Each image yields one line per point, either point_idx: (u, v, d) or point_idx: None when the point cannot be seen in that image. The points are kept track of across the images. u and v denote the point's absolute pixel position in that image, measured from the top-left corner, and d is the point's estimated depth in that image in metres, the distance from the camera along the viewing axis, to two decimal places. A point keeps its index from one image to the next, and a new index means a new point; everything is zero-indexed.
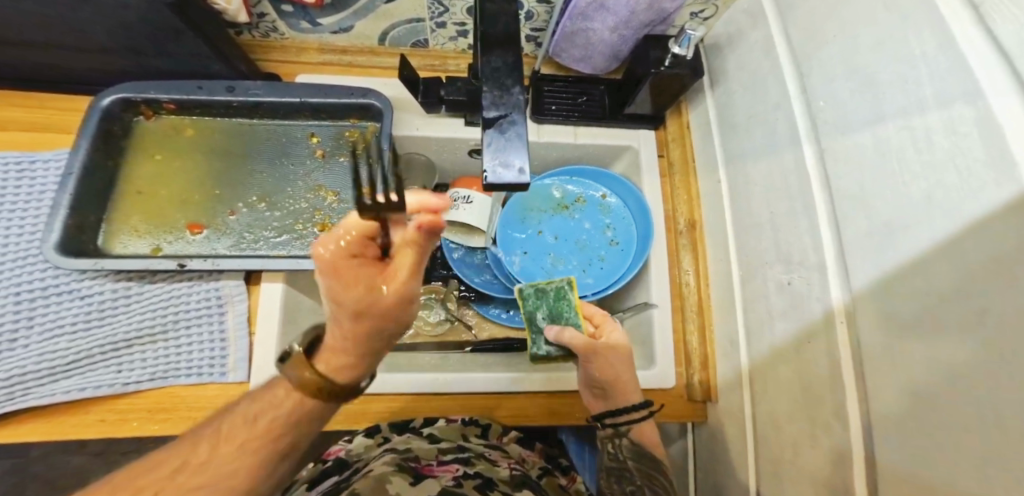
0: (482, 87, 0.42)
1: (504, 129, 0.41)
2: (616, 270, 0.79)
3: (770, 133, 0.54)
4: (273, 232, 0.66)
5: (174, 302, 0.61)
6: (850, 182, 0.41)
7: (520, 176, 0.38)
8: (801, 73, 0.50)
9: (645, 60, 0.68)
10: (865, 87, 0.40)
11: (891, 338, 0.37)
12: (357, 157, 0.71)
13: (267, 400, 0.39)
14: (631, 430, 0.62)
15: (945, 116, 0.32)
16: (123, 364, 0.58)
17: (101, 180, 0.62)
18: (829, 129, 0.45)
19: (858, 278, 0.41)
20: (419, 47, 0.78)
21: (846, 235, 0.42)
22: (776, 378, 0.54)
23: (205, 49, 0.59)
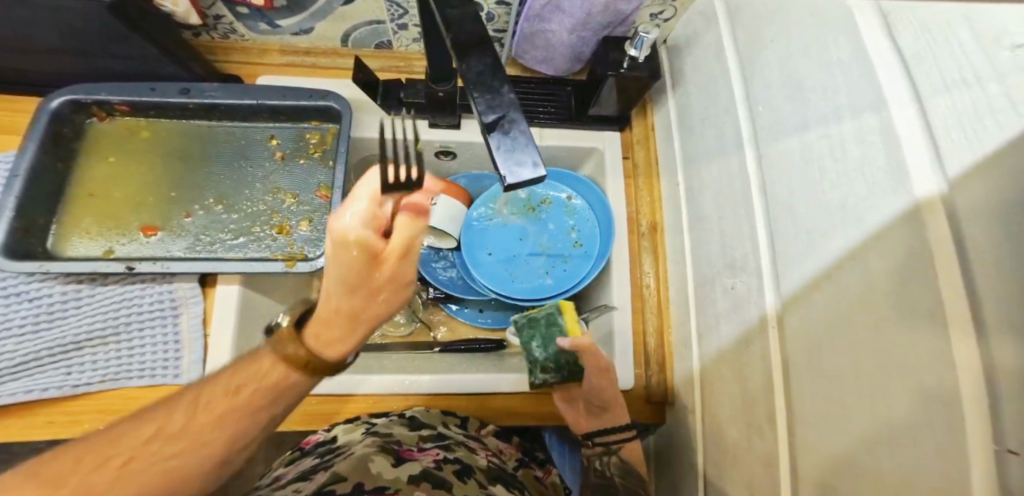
0: (466, 92, 0.35)
1: (509, 131, 0.33)
2: (579, 271, 0.78)
3: (717, 136, 0.53)
4: (230, 235, 0.66)
5: (126, 304, 0.61)
6: (780, 189, 0.41)
7: (538, 175, 0.32)
8: (745, 77, 0.49)
9: (604, 61, 0.67)
10: (793, 94, 0.40)
11: (811, 344, 0.37)
12: (317, 159, 0.71)
13: (248, 373, 0.40)
14: (620, 447, 0.61)
15: (856, 124, 0.32)
16: (73, 366, 0.58)
17: (51, 182, 0.62)
18: (765, 133, 0.44)
19: (787, 285, 0.40)
20: (383, 48, 0.78)
21: (778, 240, 0.41)
22: (722, 381, 0.54)
23: (155, 51, 0.59)
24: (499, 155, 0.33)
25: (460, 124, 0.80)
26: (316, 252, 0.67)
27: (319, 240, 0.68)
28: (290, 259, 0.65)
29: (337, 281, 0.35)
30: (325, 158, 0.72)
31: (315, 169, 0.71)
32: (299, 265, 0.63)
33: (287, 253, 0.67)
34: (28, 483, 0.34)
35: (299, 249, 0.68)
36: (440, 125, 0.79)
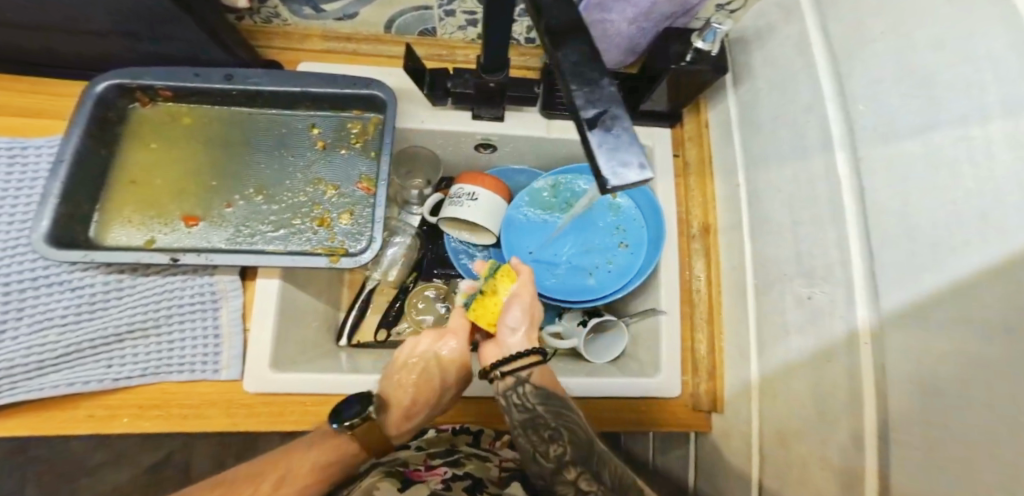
0: (562, 86, 0.33)
1: (610, 128, 0.31)
2: (625, 273, 0.75)
3: (796, 137, 0.51)
4: (269, 226, 0.64)
5: (167, 297, 0.61)
6: (891, 195, 0.38)
7: (645, 177, 0.29)
8: (841, 72, 0.46)
9: (665, 55, 0.65)
10: (917, 88, 0.37)
11: (925, 364, 0.34)
12: (358, 150, 0.69)
13: (319, 447, 0.56)
14: (529, 374, 0.56)
15: (1004, 127, 0.29)
16: (114, 358, 0.58)
17: (95, 169, 0.61)
18: (867, 135, 0.41)
19: (887, 300, 0.38)
20: (427, 35, 0.75)
21: (879, 254, 0.39)
22: (788, 394, 0.51)
23: (202, 34, 0.57)
24: (600, 152, 0.30)
25: (505, 117, 0.77)
26: (358, 246, 0.65)
27: (360, 234, 0.66)
28: (333, 254, 0.62)
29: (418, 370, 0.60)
30: (367, 149, 0.69)
31: (356, 161, 0.69)
32: (343, 260, 0.61)
33: (328, 246, 0.64)
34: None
35: (340, 243, 0.65)
36: (484, 117, 0.76)
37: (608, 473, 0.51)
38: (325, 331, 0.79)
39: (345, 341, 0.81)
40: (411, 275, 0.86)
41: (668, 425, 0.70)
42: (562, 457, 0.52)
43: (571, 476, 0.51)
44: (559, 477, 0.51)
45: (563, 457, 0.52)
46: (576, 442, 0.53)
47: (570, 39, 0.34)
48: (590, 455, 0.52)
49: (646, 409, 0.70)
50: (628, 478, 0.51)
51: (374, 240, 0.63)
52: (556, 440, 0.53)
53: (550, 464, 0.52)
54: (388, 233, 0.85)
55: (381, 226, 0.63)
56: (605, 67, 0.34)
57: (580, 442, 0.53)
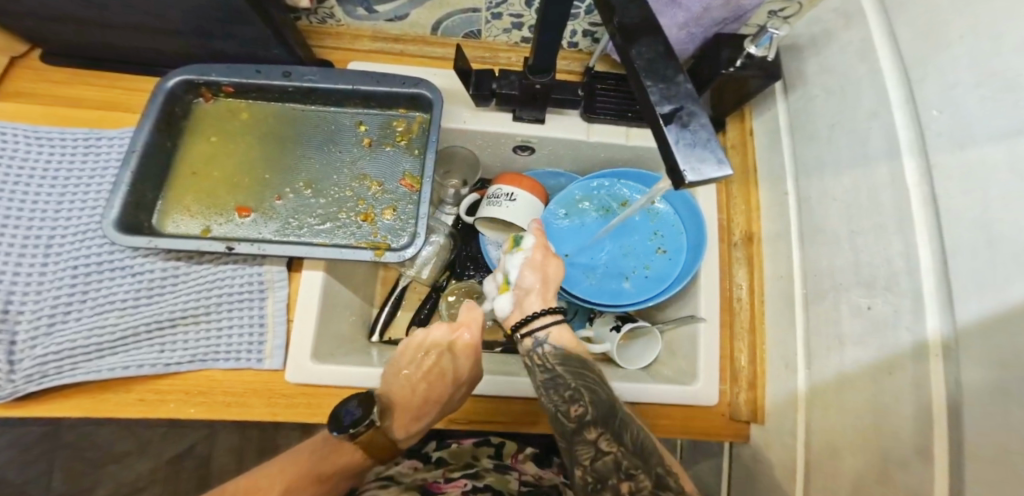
0: (639, 81, 0.33)
1: (687, 124, 0.31)
2: (664, 279, 0.75)
3: (859, 145, 0.52)
4: (317, 220, 0.66)
5: (218, 285, 0.63)
6: (968, 203, 0.38)
7: (725, 173, 0.29)
8: (910, 79, 0.46)
9: (716, 59, 0.65)
10: (998, 99, 0.37)
11: (1000, 375, 0.33)
12: (403, 148, 0.70)
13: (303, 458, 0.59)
14: (548, 334, 0.55)
15: None
16: (167, 343, 0.60)
17: (160, 160, 0.63)
18: (941, 142, 0.42)
19: (962, 310, 0.37)
20: (472, 37, 0.76)
21: (953, 264, 0.39)
22: (842, 406, 0.50)
23: (268, 32, 0.59)
24: (679, 149, 0.30)
25: (544, 119, 0.77)
26: (401, 242, 0.66)
27: (402, 229, 0.67)
28: (377, 249, 0.63)
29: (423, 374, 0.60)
30: (411, 147, 0.70)
31: (400, 158, 0.70)
32: (388, 255, 0.62)
33: (372, 241, 0.65)
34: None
35: (383, 238, 0.66)
36: (523, 119, 0.76)
37: (629, 435, 0.50)
38: (359, 328, 0.79)
39: (377, 337, 0.81)
40: (445, 274, 0.86)
41: (707, 434, 0.69)
42: (583, 417, 0.51)
43: (592, 436, 0.50)
44: (579, 437, 0.50)
45: (585, 417, 0.51)
46: (596, 401, 0.52)
47: (647, 36, 0.34)
48: (612, 416, 0.51)
49: (686, 416, 0.69)
50: (648, 445, 0.50)
51: (418, 236, 0.63)
52: (577, 401, 0.52)
53: (570, 424, 0.51)
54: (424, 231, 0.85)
55: (425, 223, 0.63)
56: (681, 65, 0.34)
57: (601, 399, 0.52)
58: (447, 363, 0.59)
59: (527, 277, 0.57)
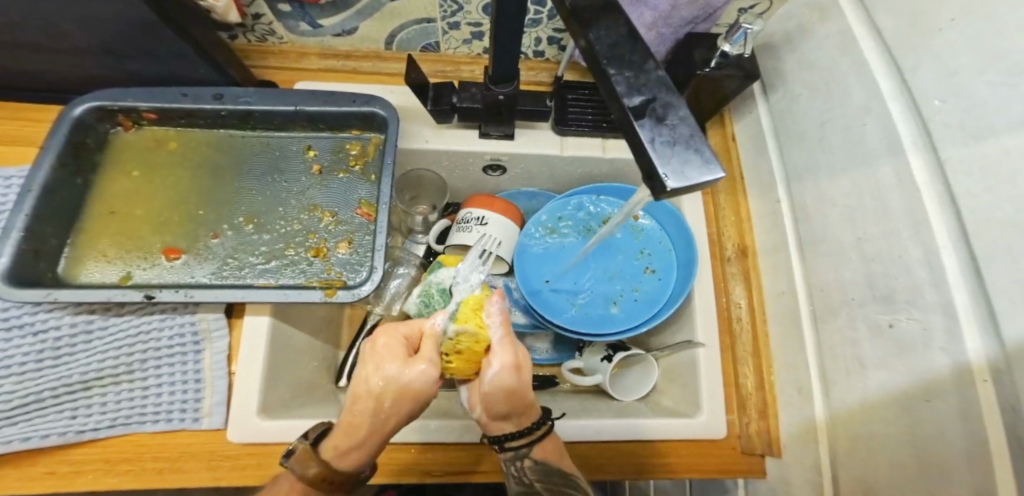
0: (601, 69, 0.27)
1: (663, 117, 0.25)
2: (654, 301, 0.69)
3: (852, 142, 0.46)
4: (260, 258, 0.59)
5: (143, 339, 0.55)
6: (989, 196, 0.32)
7: (717, 176, 0.23)
8: (901, 69, 0.41)
9: (688, 61, 0.60)
10: (1010, 76, 0.31)
11: None
12: (357, 173, 0.63)
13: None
14: (530, 449, 0.48)
15: None
16: (78, 409, 0.52)
17: (67, 199, 0.56)
18: (950, 134, 0.36)
19: (1006, 328, 0.30)
20: (429, 51, 0.71)
21: (985, 275, 0.32)
22: (868, 440, 0.43)
23: (188, 46, 0.53)
24: (655, 148, 0.24)
25: (514, 135, 0.71)
26: (358, 278, 0.58)
27: (359, 264, 0.60)
28: (329, 287, 0.56)
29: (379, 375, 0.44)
30: (366, 172, 0.64)
31: (356, 185, 0.63)
32: (339, 293, 0.54)
33: (324, 279, 0.58)
34: None
35: (337, 274, 0.59)
36: (492, 135, 0.71)
37: None
38: (324, 373, 0.71)
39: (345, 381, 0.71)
40: None
41: (713, 473, 0.60)
42: None
43: None
44: None
45: None
46: None
47: (602, 18, 0.28)
48: None
49: (689, 453, 0.61)
50: None
51: (375, 270, 0.56)
52: None
53: None
54: (392, 263, 0.78)
55: (382, 255, 0.56)
56: (649, 51, 0.28)
57: None
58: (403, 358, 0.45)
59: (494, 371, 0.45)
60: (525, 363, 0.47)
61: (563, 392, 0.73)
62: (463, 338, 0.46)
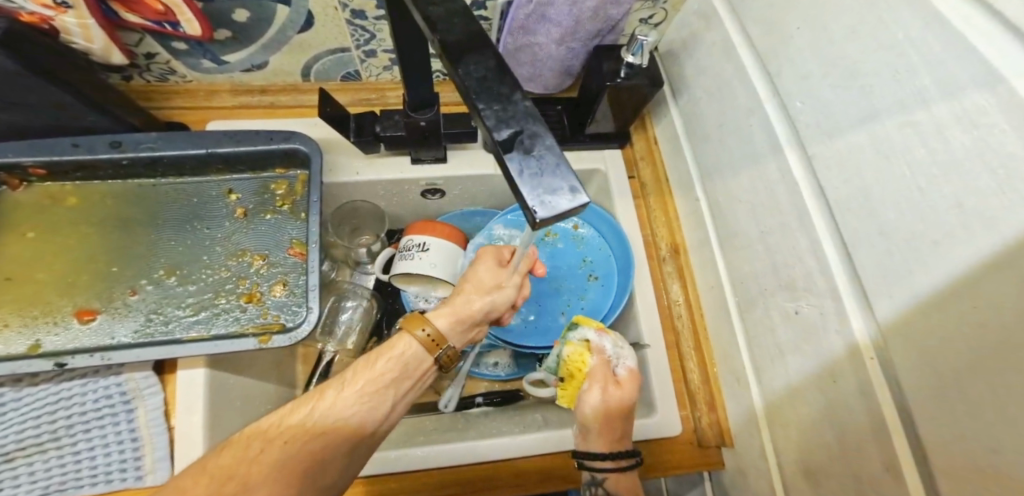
0: (469, 104, 0.27)
1: (531, 149, 0.25)
2: (599, 309, 0.70)
3: (745, 142, 0.52)
4: (187, 311, 0.57)
5: (63, 406, 0.53)
6: (855, 185, 0.36)
7: (580, 202, 0.24)
8: (771, 73, 0.47)
9: (599, 73, 0.64)
10: (845, 80, 0.37)
11: (934, 376, 0.30)
12: (287, 213, 0.63)
13: (265, 445, 0.37)
14: (605, 477, 0.52)
15: (955, 107, 0.28)
16: (4, 481, 0.50)
17: None
18: (812, 133, 0.41)
19: (879, 307, 0.34)
20: (350, 79, 0.71)
21: (855, 260, 0.36)
22: (798, 423, 0.45)
23: (70, 97, 0.52)
24: (524, 181, 0.25)
25: (446, 157, 0.72)
26: (296, 320, 0.57)
27: (297, 305, 0.59)
28: (265, 332, 0.55)
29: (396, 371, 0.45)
30: (296, 211, 0.63)
31: (285, 224, 0.63)
32: (275, 338, 0.53)
33: (261, 324, 0.57)
34: (199, 481, 0.34)
35: (274, 318, 0.58)
36: (425, 160, 0.71)
37: None
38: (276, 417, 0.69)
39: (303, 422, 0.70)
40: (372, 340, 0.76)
41: (683, 469, 0.61)
42: None
43: None
44: None
45: None
46: None
47: (472, 51, 0.29)
48: None
49: (654, 455, 0.61)
50: None
51: (311, 310, 0.56)
52: None
53: None
54: (337, 297, 0.76)
55: (317, 294, 0.56)
56: (519, 81, 0.29)
57: None
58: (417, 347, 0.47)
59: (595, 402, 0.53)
60: (620, 394, 0.54)
61: (524, 406, 0.74)
62: (569, 364, 0.58)
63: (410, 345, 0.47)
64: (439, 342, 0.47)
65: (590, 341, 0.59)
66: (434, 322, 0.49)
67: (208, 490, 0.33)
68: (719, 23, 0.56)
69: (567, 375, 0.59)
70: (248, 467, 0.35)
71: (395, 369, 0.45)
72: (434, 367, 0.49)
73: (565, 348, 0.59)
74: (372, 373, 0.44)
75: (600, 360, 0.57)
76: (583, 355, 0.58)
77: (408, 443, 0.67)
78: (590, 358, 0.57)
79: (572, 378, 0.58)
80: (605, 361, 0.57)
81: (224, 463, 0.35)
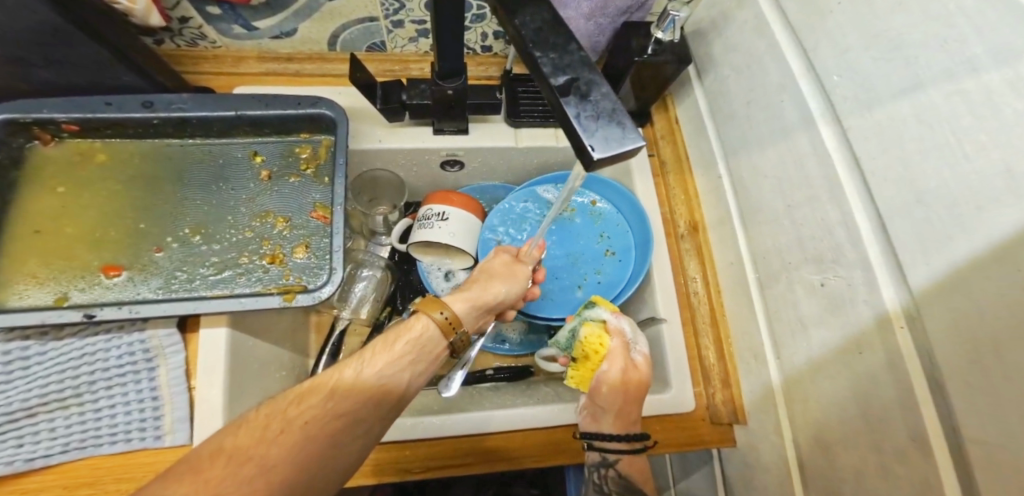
0: (525, 54, 0.28)
1: (588, 94, 0.26)
2: (616, 283, 0.70)
3: (775, 118, 0.52)
4: (210, 269, 0.57)
5: (87, 361, 0.53)
6: (892, 158, 0.36)
7: (634, 145, 0.24)
8: (806, 49, 0.47)
9: (627, 49, 0.64)
10: (889, 54, 0.37)
11: (967, 343, 0.30)
12: (310, 177, 0.63)
13: (283, 423, 0.35)
14: (618, 458, 0.55)
15: (1007, 74, 0.28)
16: (25, 437, 0.50)
17: None
18: (849, 106, 0.41)
19: (914, 275, 0.34)
20: (375, 50, 0.71)
21: (889, 229, 0.37)
22: (819, 396, 0.45)
23: (104, 52, 0.52)
24: (581, 123, 0.25)
25: (468, 129, 0.72)
26: (318, 282, 0.58)
27: (319, 268, 0.59)
28: (288, 292, 0.55)
29: (413, 353, 0.44)
30: (319, 175, 0.63)
31: (308, 188, 0.63)
32: (299, 297, 0.54)
33: (283, 285, 0.57)
34: (216, 460, 0.32)
35: (296, 279, 0.58)
36: (446, 131, 0.71)
37: None
38: (293, 383, 0.70)
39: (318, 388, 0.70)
40: (385, 310, 0.76)
41: (686, 445, 0.61)
42: None
43: None
44: None
45: None
46: None
47: (529, 5, 0.29)
48: None
49: (659, 428, 0.61)
50: None
51: (334, 272, 0.56)
52: None
53: None
54: (353, 266, 0.77)
55: (341, 257, 0.56)
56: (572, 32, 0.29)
57: None
58: (434, 330, 0.47)
59: (613, 378, 0.55)
60: (638, 376, 0.55)
61: (537, 380, 0.75)
62: (586, 346, 0.57)
63: (428, 327, 0.47)
64: (454, 326, 0.48)
65: (606, 321, 0.58)
66: (451, 306, 0.49)
67: (227, 471, 0.32)
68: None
69: (581, 356, 0.58)
70: (267, 448, 0.33)
71: (411, 352, 0.44)
72: (447, 350, 0.49)
73: (583, 328, 0.58)
74: (391, 353, 0.43)
75: (619, 342, 0.57)
76: (595, 334, 0.57)
77: (422, 411, 0.68)
78: (609, 340, 0.57)
79: (586, 359, 0.57)
80: (623, 344, 0.57)
81: (242, 440, 0.33)
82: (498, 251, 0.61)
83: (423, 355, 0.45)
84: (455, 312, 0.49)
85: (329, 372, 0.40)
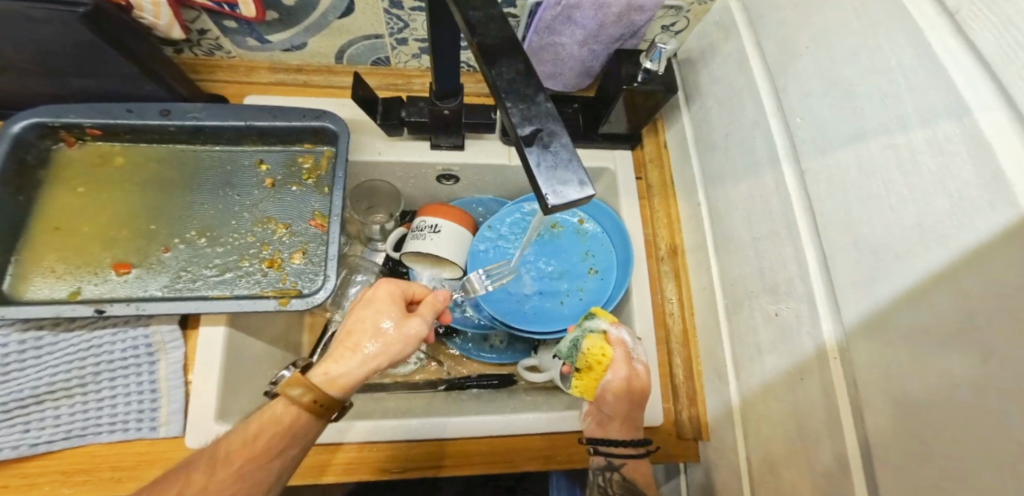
0: (499, 102, 0.31)
1: (549, 145, 0.29)
2: (595, 302, 0.73)
3: (747, 152, 0.55)
4: (213, 270, 0.61)
5: (94, 352, 0.57)
6: (837, 201, 0.40)
7: (587, 195, 0.28)
8: (778, 89, 0.51)
9: (619, 77, 0.68)
10: (840, 105, 0.41)
11: (883, 376, 0.34)
12: (311, 186, 0.67)
13: None
14: (622, 464, 0.59)
15: (928, 133, 0.32)
16: (31, 422, 0.54)
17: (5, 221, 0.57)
18: (808, 149, 0.45)
19: (849, 312, 0.38)
20: (380, 65, 0.74)
21: (831, 268, 0.40)
22: (769, 418, 0.48)
23: (131, 67, 0.56)
24: (541, 173, 0.28)
25: (464, 145, 0.76)
26: (313, 287, 0.61)
27: (315, 273, 0.63)
28: (284, 296, 0.59)
29: (284, 422, 0.47)
30: (319, 185, 0.67)
31: (308, 196, 0.67)
32: (294, 302, 0.57)
33: (279, 289, 0.61)
34: None
35: (293, 284, 0.62)
36: (442, 146, 0.75)
37: None
38: None
39: None
40: None
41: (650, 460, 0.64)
42: None
43: None
44: None
45: None
46: None
47: (510, 55, 0.33)
48: None
49: None
50: None
51: (328, 278, 0.59)
52: None
53: None
54: (348, 271, 0.80)
55: (335, 264, 0.59)
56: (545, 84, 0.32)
57: None
58: (304, 401, 0.47)
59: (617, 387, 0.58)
60: (641, 384, 0.59)
61: (519, 389, 0.78)
62: (589, 357, 0.59)
63: (290, 402, 0.48)
64: (320, 401, 0.47)
65: (607, 332, 0.61)
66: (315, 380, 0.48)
67: None
68: (735, 38, 0.59)
69: (584, 367, 0.60)
70: None
71: (282, 424, 0.47)
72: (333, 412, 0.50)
73: (585, 339, 0.60)
74: (260, 432, 0.46)
75: (622, 352, 0.59)
76: (597, 344, 0.60)
77: (406, 413, 0.71)
78: (612, 350, 0.59)
79: (589, 370, 0.60)
80: (625, 354, 0.59)
81: None
82: (382, 292, 0.53)
83: (299, 423, 0.48)
84: (320, 387, 0.48)
85: (203, 450, 0.46)
